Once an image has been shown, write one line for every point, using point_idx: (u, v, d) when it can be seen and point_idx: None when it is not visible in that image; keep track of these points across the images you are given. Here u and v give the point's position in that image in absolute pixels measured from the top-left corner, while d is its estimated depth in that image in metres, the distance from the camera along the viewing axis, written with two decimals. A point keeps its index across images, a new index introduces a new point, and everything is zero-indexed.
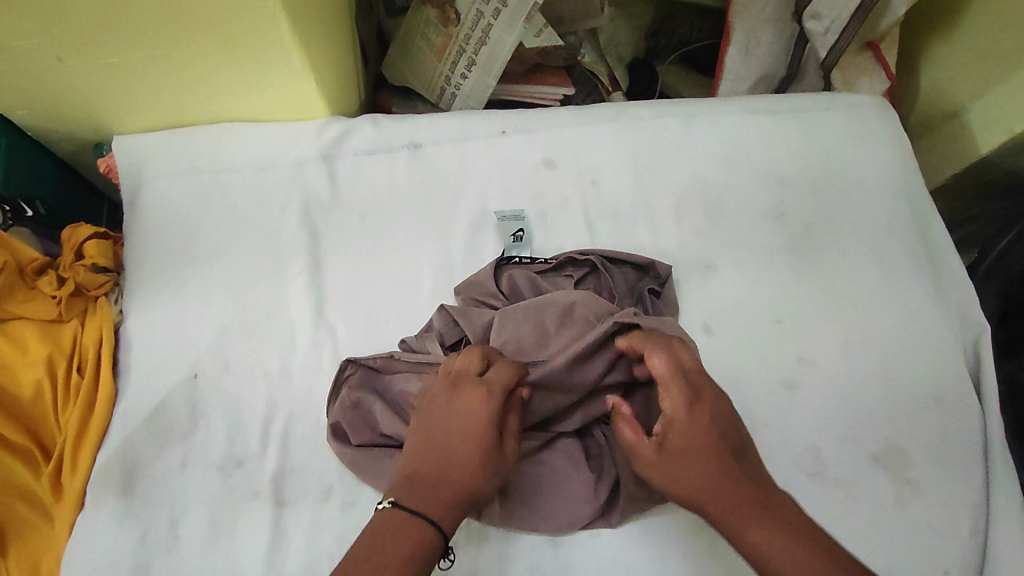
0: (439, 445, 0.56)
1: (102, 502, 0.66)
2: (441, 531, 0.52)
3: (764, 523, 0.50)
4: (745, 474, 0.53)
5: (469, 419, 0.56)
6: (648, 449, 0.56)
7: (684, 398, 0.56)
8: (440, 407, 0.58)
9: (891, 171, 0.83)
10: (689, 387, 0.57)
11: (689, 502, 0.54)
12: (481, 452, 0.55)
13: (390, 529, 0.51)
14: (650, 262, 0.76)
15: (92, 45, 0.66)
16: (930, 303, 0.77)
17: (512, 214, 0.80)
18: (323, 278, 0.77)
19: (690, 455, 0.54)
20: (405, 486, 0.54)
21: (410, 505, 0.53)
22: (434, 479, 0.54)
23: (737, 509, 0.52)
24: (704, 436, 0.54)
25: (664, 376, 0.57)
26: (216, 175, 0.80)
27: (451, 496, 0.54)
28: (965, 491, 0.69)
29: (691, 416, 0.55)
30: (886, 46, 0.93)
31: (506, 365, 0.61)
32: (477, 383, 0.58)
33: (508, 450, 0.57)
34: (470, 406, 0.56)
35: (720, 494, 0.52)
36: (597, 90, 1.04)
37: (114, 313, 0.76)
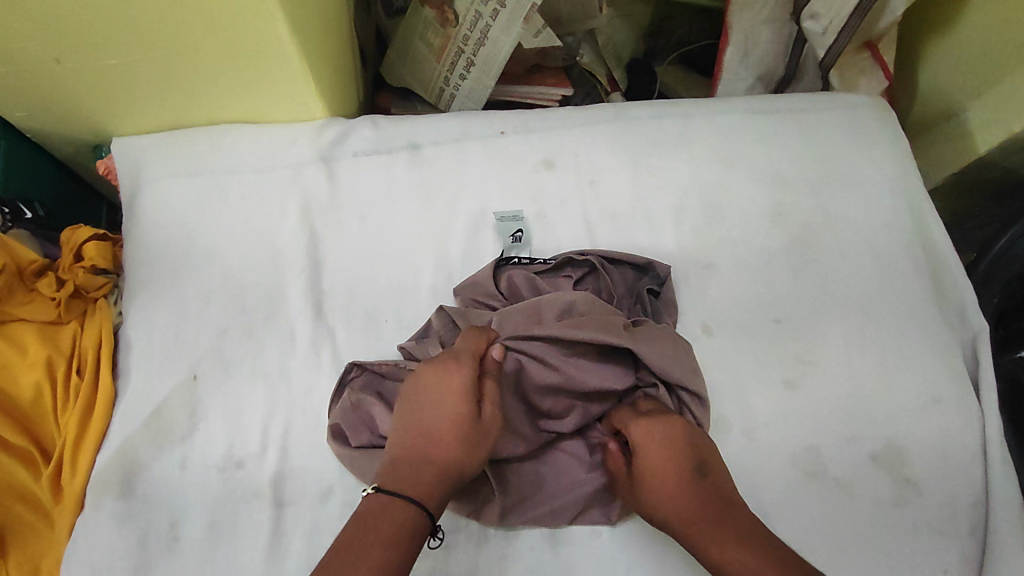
0: (416, 424, 0.57)
1: (102, 503, 0.66)
2: (428, 507, 0.53)
3: (726, 538, 0.53)
4: (706, 492, 0.56)
5: (441, 394, 0.57)
6: (623, 479, 0.63)
7: (640, 428, 0.63)
8: (413, 389, 0.59)
9: (890, 171, 0.83)
10: (649, 419, 0.63)
11: (660, 522, 0.58)
12: (457, 422, 0.56)
13: (377, 513, 0.52)
14: (649, 262, 0.76)
15: (90, 47, 0.66)
16: (929, 302, 0.77)
17: (511, 214, 0.80)
18: (322, 279, 0.77)
19: (651, 480, 0.59)
20: (389, 469, 0.55)
21: (394, 487, 0.54)
22: (417, 459, 0.56)
23: (697, 527, 0.55)
24: (661, 460, 0.59)
25: (627, 419, 0.65)
26: (215, 177, 0.80)
27: (435, 473, 0.55)
28: (966, 491, 0.69)
29: (649, 442, 0.61)
30: (885, 46, 0.92)
31: (470, 335, 0.62)
32: (443, 358, 0.59)
33: (486, 415, 0.58)
34: (440, 381, 0.58)
35: (680, 514, 0.56)
36: (597, 90, 1.06)
37: (114, 315, 0.76)
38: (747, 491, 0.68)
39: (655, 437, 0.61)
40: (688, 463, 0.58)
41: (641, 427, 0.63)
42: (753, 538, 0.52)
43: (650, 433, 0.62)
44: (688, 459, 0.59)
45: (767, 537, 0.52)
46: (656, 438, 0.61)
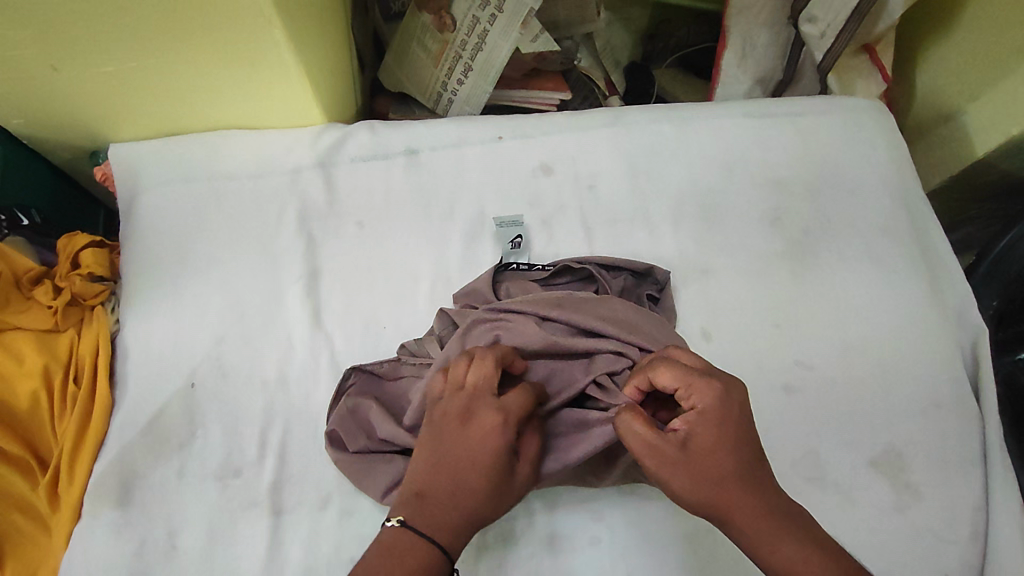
0: (447, 463, 0.52)
1: (100, 512, 0.66)
2: (451, 553, 0.50)
3: (792, 536, 0.48)
4: (770, 483, 0.51)
5: (487, 446, 0.52)
6: (673, 450, 0.50)
7: (713, 395, 0.51)
8: (454, 431, 0.53)
9: (888, 174, 0.83)
10: (708, 377, 0.52)
11: (708, 505, 0.50)
12: (496, 475, 0.52)
13: (401, 551, 0.49)
14: (649, 268, 0.76)
15: (86, 55, 0.66)
16: (928, 305, 0.77)
17: (510, 219, 0.80)
18: (319, 286, 0.77)
19: (716, 460, 0.50)
20: (414, 502, 0.51)
21: (421, 525, 0.50)
22: (446, 501, 0.51)
23: (765, 520, 0.49)
24: (731, 439, 0.50)
25: (683, 376, 0.53)
26: (211, 183, 0.80)
27: (463, 520, 0.51)
28: (967, 496, 0.68)
29: (719, 412, 0.51)
30: (882, 49, 0.92)
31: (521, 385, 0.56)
32: (491, 405, 0.54)
33: (520, 474, 0.54)
34: (485, 430, 0.53)
35: (747, 504, 0.49)
36: (593, 95, 1.04)
37: (110, 322, 0.75)
38: None
39: (726, 408, 0.51)
40: (754, 446, 0.51)
41: (707, 391, 0.52)
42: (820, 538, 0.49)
43: (725, 404, 0.51)
44: (753, 441, 0.51)
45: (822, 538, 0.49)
46: (724, 409, 0.51)
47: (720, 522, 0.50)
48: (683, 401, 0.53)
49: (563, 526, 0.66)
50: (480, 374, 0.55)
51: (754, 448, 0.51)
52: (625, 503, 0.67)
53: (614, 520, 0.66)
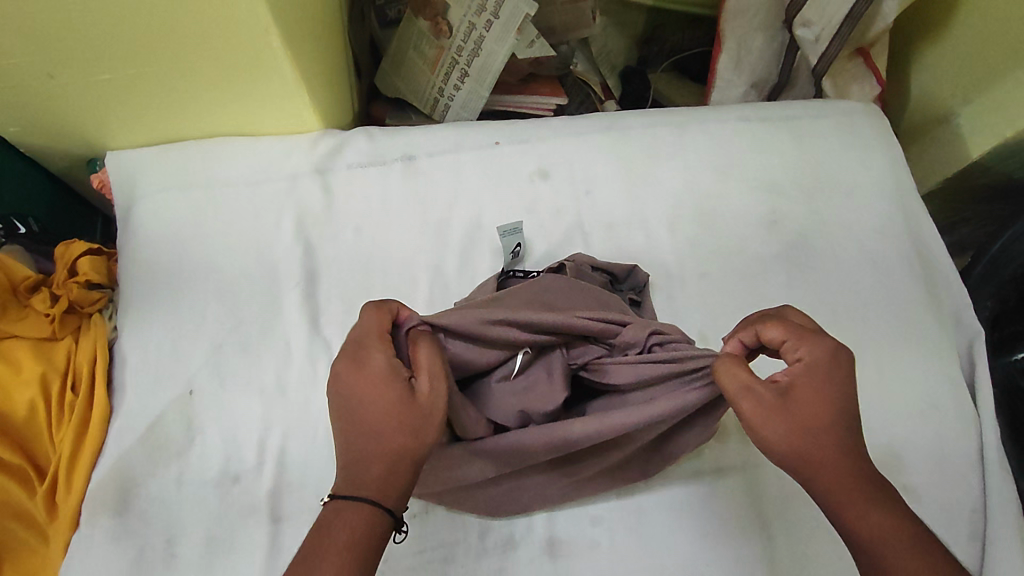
0: (350, 423, 0.51)
1: (98, 521, 0.66)
2: (384, 502, 0.48)
3: (871, 500, 0.48)
4: (861, 448, 0.50)
5: (366, 388, 0.51)
6: (770, 397, 0.50)
7: (823, 353, 0.50)
8: (339, 392, 0.53)
9: (883, 176, 0.84)
10: (819, 337, 0.52)
11: (799, 457, 0.49)
12: (390, 406, 0.50)
13: (331, 519, 0.48)
14: (628, 271, 0.76)
15: (83, 63, 0.66)
16: (924, 308, 0.77)
17: (511, 227, 0.78)
18: (317, 292, 0.77)
19: (816, 414, 0.49)
20: (339, 474, 0.50)
21: (348, 488, 0.49)
22: (362, 456, 0.50)
23: (847, 479, 0.48)
24: (834, 398, 0.50)
25: (791, 332, 0.52)
26: (208, 190, 0.80)
27: (385, 465, 0.49)
28: (965, 498, 0.69)
29: (825, 371, 0.50)
30: (877, 53, 0.92)
31: (377, 314, 0.54)
32: (358, 352, 0.53)
33: (421, 391, 0.51)
34: (359, 374, 0.52)
35: (836, 462, 0.48)
36: (591, 99, 1.06)
37: (108, 330, 0.76)
38: (748, 501, 0.68)
39: (835, 366, 0.50)
40: (853, 408, 0.50)
41: (816, 352, 0.51)
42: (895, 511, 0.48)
43: (834, 363, 0.50)
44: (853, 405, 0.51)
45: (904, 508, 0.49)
46: (833, 367, 0.50)
47: (802, 477, 0.49)
48: (789, 355, 0.52)
49: (562, 530, 0.66)
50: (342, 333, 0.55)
51: (853, 413, 0.50)
52: (623, 506, 0.67)
53: (613, 525, 0.66)
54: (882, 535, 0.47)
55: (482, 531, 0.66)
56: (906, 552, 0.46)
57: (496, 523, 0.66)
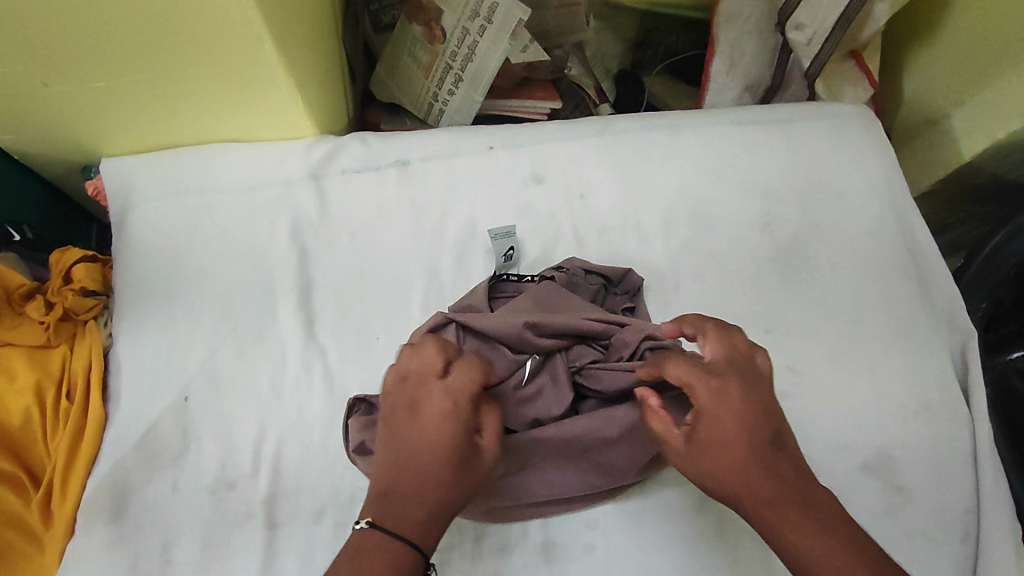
0: (408, 459, 0.51)
1: (93, 528, 0.66)
2: (423, 549, 0.49)
3: (807, 524, 0.48)
4: (784, 474, 0.50)
5: (436, 433, 0.51)
6: (678, 444, 0.52)
7: (712, 391, 0.52)
8: (406, 424, 0.52)
9: (875, 177, 0.84)
10: (712, 375, 0.52)
11: (723, 496, 0.51)
12: (453, 460, 0.51)
13: (372, 549, 0.48)
14: (622, 275, 0.77)
15: (77, 71, 0.67)
16: (917, 309, 0.78)
17: (503, 231, 0.79)
18: (312, 298, 0.77)
19: (724, 452, 0.50)
20: (380, 503, 0.51)
21: (390, 524, 0.50)
22: (409, 494, 0.50)
23: (777, 508, 0.49)
24: (738, 431, 0.50)
25: (687, 373, 0.53)
26: (203, 197, 0.80)
27: (431, 513, 0.50)
28: (958, 498, 0.69)
29: (721, 408, 0.51)
30: (869, 54, 0.93)
31: (470, 366, 0.54)
32: (438, 392, 0.52)
33: (486, 452, 0.53)
34: (435, 415, 0.51)
35: (761, 494, 0.49)
36: (585, 103, 1.05)
37: (103, 337, 0.76)
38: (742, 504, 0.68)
39: (730, 402, 0.51)
40: (764, 436, 0.51)
41: (712, 389, 0.52)
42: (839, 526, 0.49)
43: (725, 399, 0.51)
44: (766, 432, 0.51)
45: (849, 527, 0.48)
46: (731, 404, 0.51)
47: (736, 511, 0.51)
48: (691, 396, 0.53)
49: (557, 535, 0.66)
50: (419, 362, 0.54)
51: (763, 443, 0.50)
52: (618, 510, 0.67)
53: (609, 528, 0.67)
54: (824, 559, 0.47)
55: (478, 535, 0.66)
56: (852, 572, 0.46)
57: (491, 528, 0.66)
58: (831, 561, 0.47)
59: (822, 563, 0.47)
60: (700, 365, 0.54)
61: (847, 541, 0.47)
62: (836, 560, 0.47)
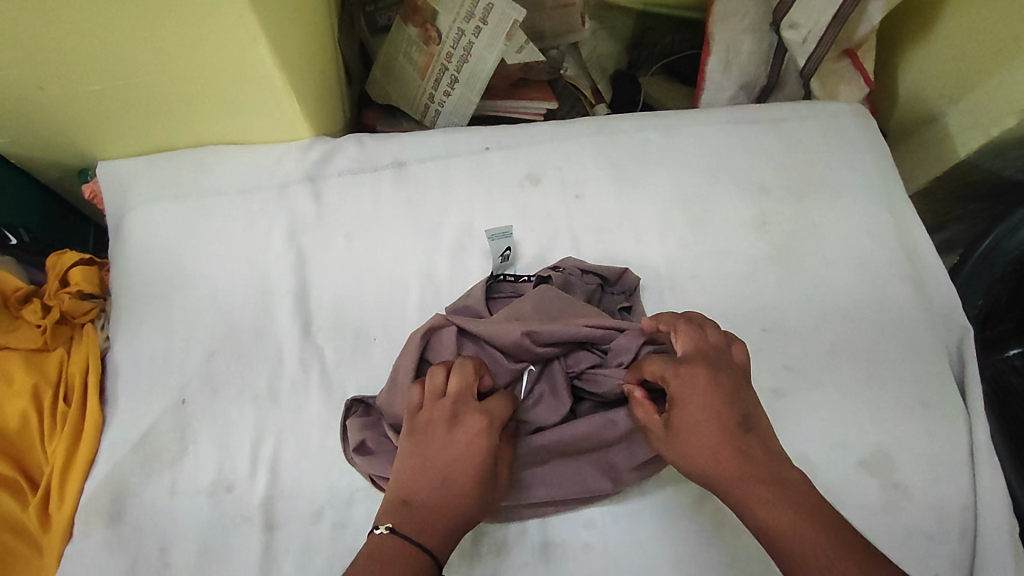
0: (434, 471, 0.54)
1: (91, 531, 0.66)
2: (440, 557, 0.51)
3: (775, 502, 0.49)
4: (753, 454, 0.51)
5: (469, 450, 0.54)
6: (658, 430, 0.55)
7: (680, 380, 0.54)
8: (440, 437, 0.55)
9: (870, 175, 0.85)
10: (681, 365, 0.55)
11: (697, 477, 0.53)
12: (479, 479, 0.54)
13: (393, 553, 0.49)
14: (618, 274, 0.76)
15: (73, 74, 0.67)
16: (913, 306, 0.78)
17: (500, 231, 0.77)
18: (309, 299, 0.77)
19: (693, 436, 0.52)
20: (400, 509, 0.52)
21: (410, 531, 0.51)
22: (431, 504, 0.52)
23: (744, 486, 0.50)
24: (706, 414, 0.52)
25: (660, 367, 0.56)
26: (200, 199, 0.80)
27: (450, 525, 0.52)
28: (955, 494, 0.69)
29: (690, 394, 0.53)
30: (864, 54, 0.93)
31: (505, 398, 0.58)
32: (477, 412, 0.56)
33: (501, 481, 0.57)
34: (472, 432, 0.54)
35: (729, 473, 0.51)
36: (580, 103, 1.07)
37: (101, 339, 0.76)
38: None
39: (697, 388, 0.53)
40: (733, 419, 0.52)
41: (680, 377, 0.54)
42: (809, 502, 0.49)
43: (693, 385, 0.53)
44: (734, 415, 0.52)
45: (819, 504, 0.49)
46: (699, 391, 0.53)
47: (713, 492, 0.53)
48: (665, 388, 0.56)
49: (555, 535, 0.67)
50: (461, 379, 0.57)
51: (731, 425, 0.52)
52: (616, 509, 0.67)
53: (607, 528, 0.67)
54: (792, 532, 0.47)
55: (477, 536, 0.66)
56: (820, 544, 0.46)
57: (490, 528, 0.66)
58: (796, 535, 0.47)
59: (793, 541, 0.47)
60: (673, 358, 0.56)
61: (815, 516, 0.48)
62: (806, 534, 0.47)
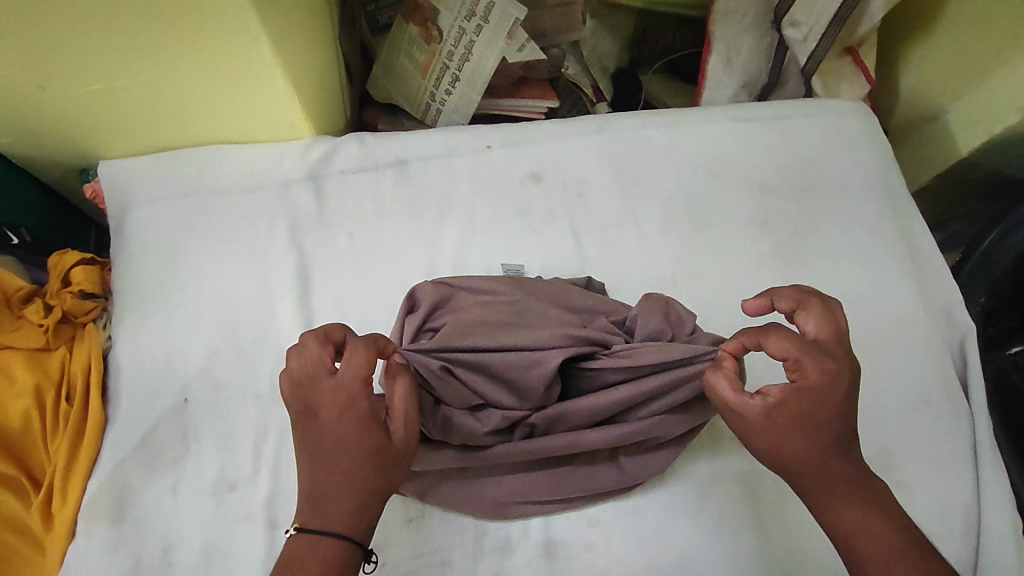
0: (317, 458, 0.51)
1: (93, 531, 0.66)
2: (354, 538, 0.50)
3: (865, 507, 0.50)
4: (857, 458, 0.51)
5: (337, 429, 0.51)
6: (755, 413, 0.51)
7: (818, 373, 0.51)
8: (312, 428, 0.52)
9: (872, 173, 0.85)
10: (824, 357, 0.51)
11: (786, 469, 0.51)
12: (362, 450, 0.51)
13: (304, 551, 0.49)
14: (585, 280, 0.76)
15: (75, 73, 0.66)
16: (917, 304, 0.78)
17: (513, 268, 0.79)
18: (311, 298, 0.77)
19: (809, 432, 0.50)
20: (307, 507, 0.51)
21: (317, 524, 0.50)
22: (333, 490, 0.50)
23: (841, 487, 0.50)
24: (831, 412, 0.51)
25: (795, 349, 0.51)
26: (201, 198, 0.80)
27: (354, 506, 0.50)
28: (958, 492, 0.69)
29: (826, 389, 0.51)
30: (864, 53, 0.94)
31: (358, 352, 0.53)
32: (329, 388, 0.52)
33: (397, 432, 0.52)
34: (335, 411, 0.52)
35: (831, 471, 0.51)
36: (581, 102, 1.07)
37: (102, 339, 0.76)
38: (742, 499, 0.68)
39: (832, 387, 0.51)
40: (851, 423, 0.51)
41: (821, 369, 0.51)
42: (889, 509, 0.51)
43: (830, 382, 0.51)
44: (853, 420, 0.51)
45: (902, 515, 0.51)
46: (829, 389, 0.51)
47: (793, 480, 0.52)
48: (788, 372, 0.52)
49: (558, 533, 0.66)
50: (304, 362, 0.53)
51: (847, 428, 0.51)
52: (620, 507, 0.67)
53: (609, 525, 0.66)
54: (876, 539, 0.49)
55: (478, 534, 0.66)
56: (900, 553, 0.48)
57: (492, 526, 0.66)
58: (883, 540, 0.49)
59: (874, 545, 0.49)
60: (807, 342, 0.52)
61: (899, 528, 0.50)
62: (890, 542, 0.49)
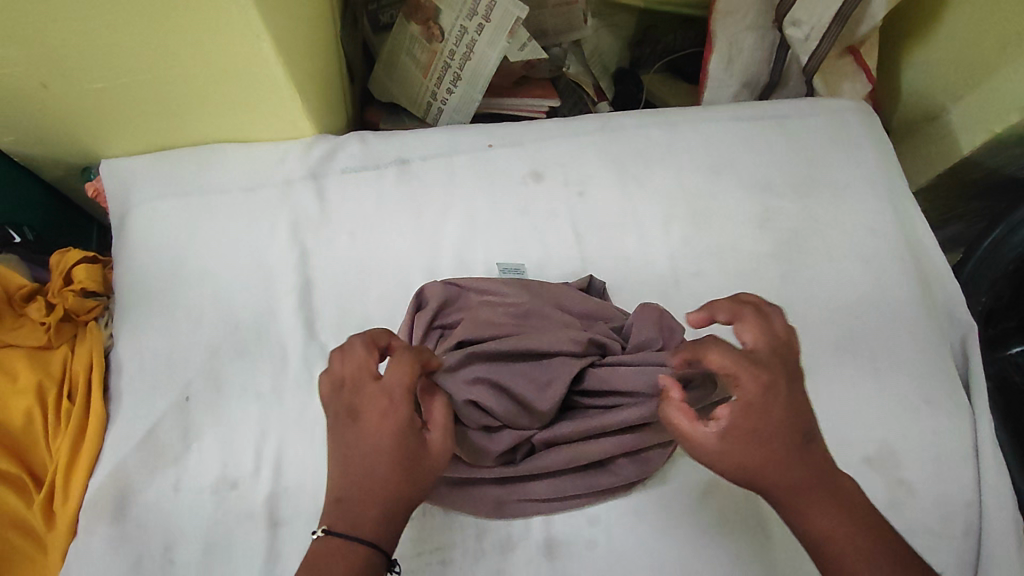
0: (351, 461, 0.51)
1: (95, 528, 0.66)
2: (380, 545, 0.49)
3: (828, 510, 0.50)
4: (816, 461, 0.51)
5: (378, 434, 0.51)
6: (711, 438, 0.50)
7: (758, 383, 0.51)
8: (349, 430, 0.52)
9: (873, 172, 0.85)
10: (758, 367, 0.51)
11: (749, 484, 0.51)
12: (400, 458, 0.51)
13: (330, 553, 0.48)
14: (588, 279, 0.77)
15: (77, 71, 0.67)
16: (919, 303, 0.78)
17: (512, 267, 0.80)
18: (312, 296, 0.77)
19: (763, 445, 0.50)
20: (334, 510, 0.50)
21: (345, 528, 0.49)
22: (365, 495, 0.50)
23: (806, 495, 0.50)
24: (779, 421, 0.50)
25: (733, 363, 0.51)
26: (203, 197, 0.80)
27: (383, 513, 0.50)
28: (959, 491, 0.69)
29: (767, 399, 0.51)
30: (867, 51, 0.93)
31: (403, 360, 0.54)
32: (375, 391, 0.53)
33: (435, 443, 0.53)
34: (377, 413, 0.52)
35: (792, 481, 0.50)
36: (582, 102, 1.07)
37: (104, 338, 0.76)
38: (743, 498, 0.68)
39: (773, 394, 0.51)
40: (799, 427, 0.51)
41: (758, 378, 0.51)
42: (853, 506, 0.50)
43: (770, 391, 0.51)
44: (801, 424, 0.51)
45: (867, 510, 0.51)
46: (770, 397, 0.51)
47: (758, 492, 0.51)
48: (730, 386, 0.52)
49: (559, 532, 0.66)
50: (351, 364, 0.54)
51: (796, 433, 0.51)
52: (621, 505, 0.67)
53: (611, 524, 0.66)
54: (846, 541, 0.49)
55: (479, 532, 0.66)
56: (870, 552, 0.48)
57: (493, 525, 0.66)
58: (851, 541, 0.49)
59: (846, 549, 0.48)
60: (743, 354, 0.52)
61: (866, 525, 0.49)
62: (859, 543, 0.49)
